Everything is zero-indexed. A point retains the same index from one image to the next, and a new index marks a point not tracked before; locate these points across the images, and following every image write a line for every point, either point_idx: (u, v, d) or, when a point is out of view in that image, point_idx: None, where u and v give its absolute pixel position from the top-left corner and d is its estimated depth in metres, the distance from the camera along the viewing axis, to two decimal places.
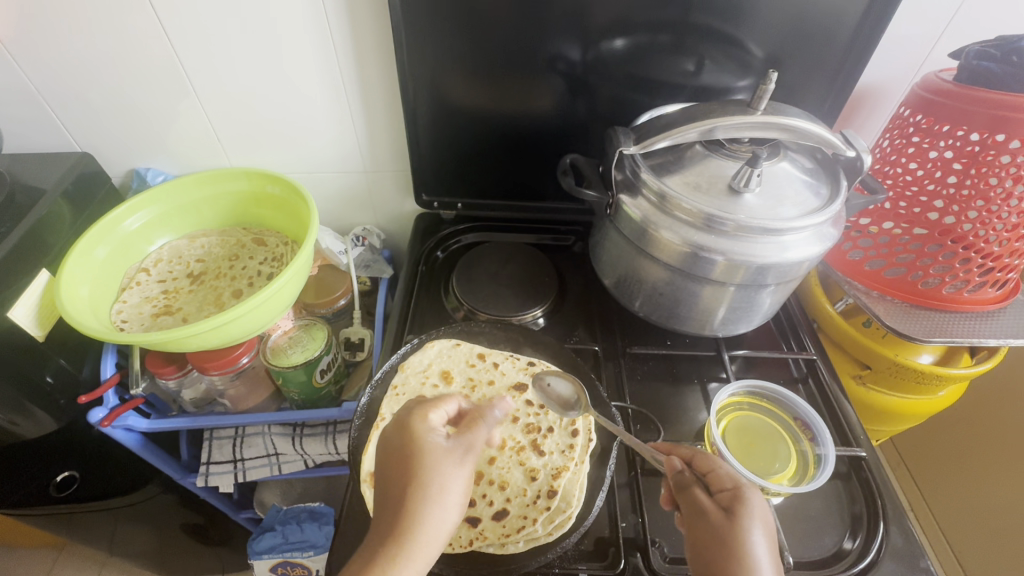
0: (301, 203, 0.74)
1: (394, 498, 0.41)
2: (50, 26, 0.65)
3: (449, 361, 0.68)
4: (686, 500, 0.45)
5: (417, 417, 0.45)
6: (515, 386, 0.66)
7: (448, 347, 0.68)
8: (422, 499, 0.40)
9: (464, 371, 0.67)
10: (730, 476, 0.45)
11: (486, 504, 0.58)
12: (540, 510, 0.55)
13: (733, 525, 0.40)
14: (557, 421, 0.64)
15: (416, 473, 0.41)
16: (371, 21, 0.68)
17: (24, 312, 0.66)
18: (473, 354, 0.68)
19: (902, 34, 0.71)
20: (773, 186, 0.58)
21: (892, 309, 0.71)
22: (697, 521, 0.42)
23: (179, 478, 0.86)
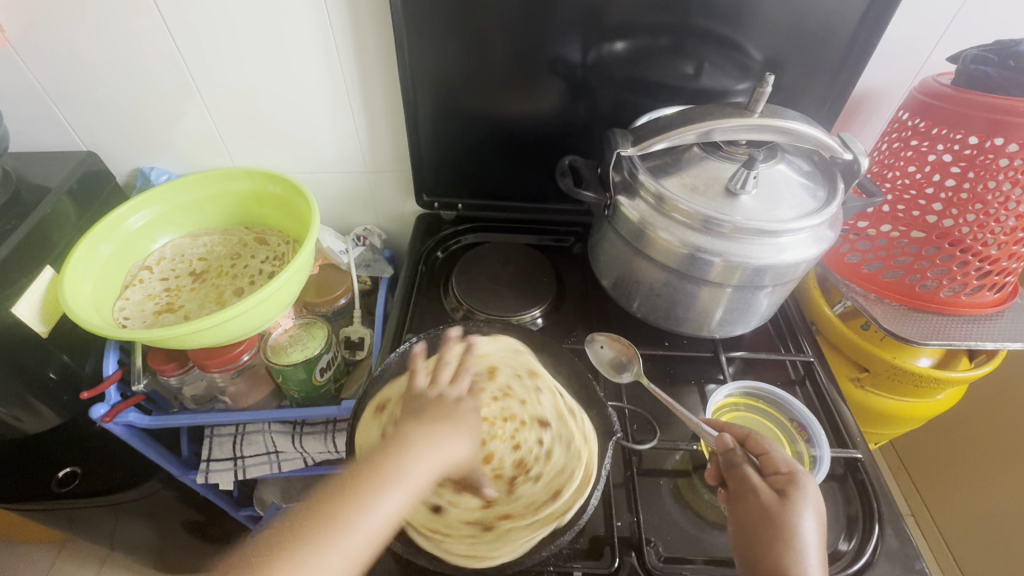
0: (303, 202, 0.75)
1: (422, 422, 0.50)
2: (57, 26, 0.66)
3: (504, 358, 0.67)
4: (736, 478, 0.49)
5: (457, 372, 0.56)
6: (539, 420, 0.63)
7: (513, 348, 0.68)
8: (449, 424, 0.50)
9: (508, 377, 0.66)
10: (784, 460, 0.49)
11: (437, 489, 0.58)
12: (471, 534, 0.54)
13: (785, 508, 0.45)
14: (550, 472, 0.59)
15: (446, 408, 0.52)
16: (373, 22, 0.69)
17: (28, 308, 0.66)
18: (522, 369, 0.66)
19: (901, 37, 0.71)
20: (770, 189, 0.58)
21: (890, 311, 0.71)
22: (749, 498, 0.47)
23: (179, 475, 0.86)
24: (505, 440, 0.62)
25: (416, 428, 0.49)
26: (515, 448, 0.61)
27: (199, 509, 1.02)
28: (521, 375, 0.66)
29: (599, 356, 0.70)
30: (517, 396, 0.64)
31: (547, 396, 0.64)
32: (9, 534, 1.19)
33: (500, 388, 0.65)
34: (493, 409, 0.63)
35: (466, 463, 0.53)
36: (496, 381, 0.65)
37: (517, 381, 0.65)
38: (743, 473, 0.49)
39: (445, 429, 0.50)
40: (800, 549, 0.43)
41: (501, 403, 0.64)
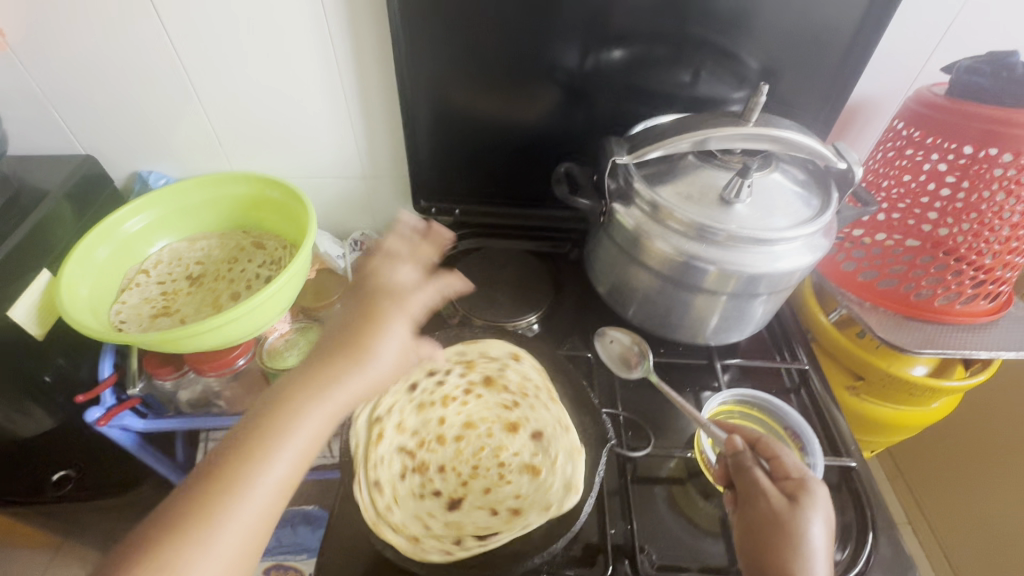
0: (301, 207, 0.75)
1: (345, 342, 0.48)
2: (58, 29, 0.67)
3: (552, 451, 0.61)
4: (745, 481, 0.49)
5: (394, 288, 0.53)
6: (451, 509, 0.58)
7: (568, 452, 0.60)
8: (377, 344, 0.49)
9: (514, 483, 0.60)
10: (795, 465, 0.49)
11: (407, 420, 0.65)
12: (365, 453, 0.60)
13: (797, 513, 0.45)
14: (406, 515, 0.56)
15: (373, 327, 0.49)
16: (372, 27, 0.69)
17: (25, 311, 0.66)
18: (553, 484, 0.58)
19: (896, 47, 0.71)
20: (764, 197, 0.58)
21: (885, 320, 0.71)
22: (758, 501, 0.47)
23: (174, 477, 0.87)
24: (469, 477, 0.60)
25: (338, 351, 0.48)
26: (458, 489, 0.60)
27: None
28: (545, 480, 0.59)
29: (608, 350, 0.72)
30: (520, 480, 0.60)
31: (526, 507, 0.57)
32: (4, 535, 1.19)
33: (529, 461, 0.61)
34: (502, 456, 0.62)
35: (377, 389, 0.49)
36: (536, 450, 0.62)
37: (539, 479, 0.59)
38: (753, 475, 0.48)
39: (370, 350, 0.48)
40: (809, 555, 0.43)
41: (512, 465, 0.61)
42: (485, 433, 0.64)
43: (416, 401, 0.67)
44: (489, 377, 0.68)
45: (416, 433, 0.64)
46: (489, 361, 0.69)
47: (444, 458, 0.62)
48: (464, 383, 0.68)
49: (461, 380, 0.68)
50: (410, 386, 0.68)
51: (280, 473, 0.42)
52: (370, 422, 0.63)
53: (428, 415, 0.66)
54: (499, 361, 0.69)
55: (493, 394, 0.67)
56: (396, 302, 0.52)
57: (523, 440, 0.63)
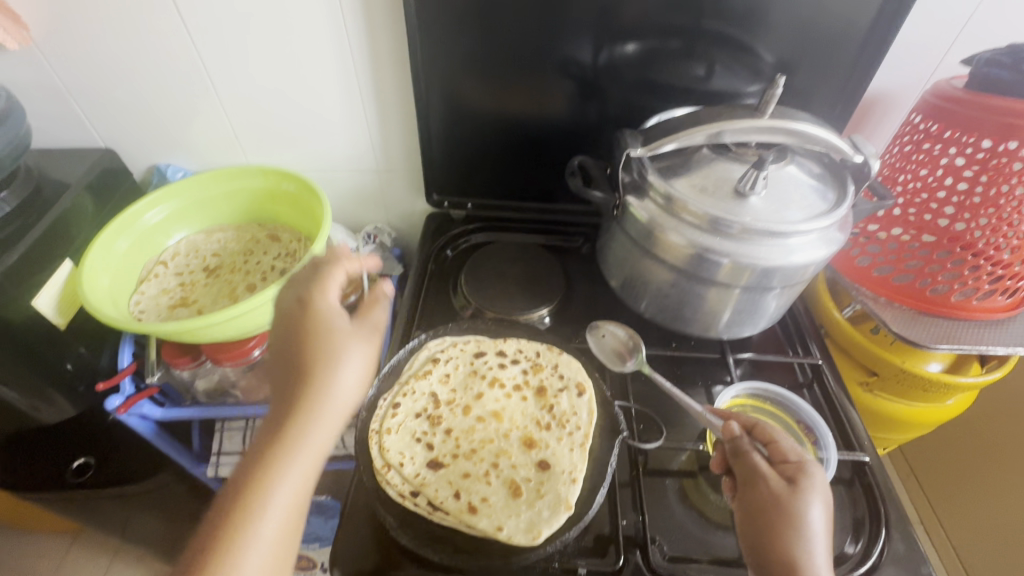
0: (315, 200, 0.76)
1: (293, 375, 0.44)
2: (80, 25, 0.68)
3: (548, 487, 0.57)
4: (744, 466, 0.49)
5: (318, 295, 0.48)
6: (427, 468, 0.58)
7: (554, 504, 0.55)
8: (325, 367, 0.44)
9: (496, 490, 0.57)
10: (787, 449, 0.50)
11: (462, 377, 0.66)
12: (406, 385, 0.64)
13: (796, 496, 0.46)
14: (397, 446, 0.59)
15: (315, 349, 0.45)
16: (387, 22, 0.69)
17: (48, 300, 0.68)
18: (520, 518, 0.54)
19: (914, 40, 0.71)
20: (779, 191, 0.58)
21: (900, 315, 0.71)
22: (757, 484, 0.48)
23: (190, 467, 0.89)
24: (463, 455, 0.60)
25: (290, 390, 0.44)
26: (448, 456, 0.60)
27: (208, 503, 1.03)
28: (516, 507, 0.55)
29: (601, 345, 0.71)
30: (498, 488, 0.57)
31: (483, 512, 0.54)
32: (23, 523, 1.22)
33: (521, 481, 0.58)
34: (500, 460, 0.60)
35: (342, 407, 0.45)
36: (533, 477, 0.58)
37: (512, 503, 0.55)
38: (750, 458, 0.49)
39: (324, 373, 0.44)
40: (808, 536, 0.44)
41: (503, 474, 0.59)
42: (505, 432, 0.63)
43: (473, 367, 0.67)
44: (544, 389, 0.66)
45: (454, 391, 0.65)
46: (556, 376, 0.66)
47: (457, 425, 0.63)
48: (520, 378, 0.66)
49: (521, 373, 0.67)
50: (476, 353, 0.68)
51: (270, 530, 0.40)
52: (427, 359, 0.67)
53: (473, 383, 0.66)
54: (563, 382, 0.66)
55: (538, 405, 0.65)
56: (327, 312, 0.47)
57: (529, 463, 0.60)
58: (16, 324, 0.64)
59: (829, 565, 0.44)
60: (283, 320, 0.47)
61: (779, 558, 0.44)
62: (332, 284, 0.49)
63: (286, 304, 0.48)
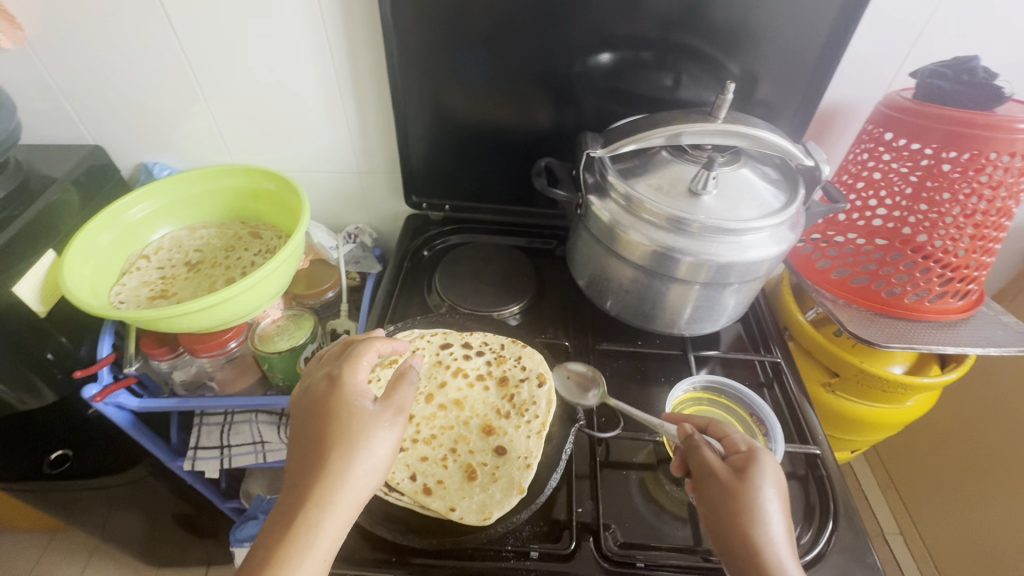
0: (295, 197, 0.78)
1: (315, 458, 0.46)
2: (72, 24, 0.70)
3: (505, 469, 0.58)
4: (697, 461, 0.51)
5: (348, 375, 0.50)
6: None
7: (507, 491, 0.56)
8: (345, 453, 0.46)
9: (452, 473, 0.59)
10: (735, 442, 0.52)
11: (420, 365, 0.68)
12: None
13: (747, 482, 0.47)
14: None
15: (337, 432, 0.47)
16: (367, 26, 0.72)
17: (29, 289, 0.69)
18: (473, 500, 0.55)
19: (870, 55, 0.74)
20: (731, 190, 0.61)
21: (856, 316, 0.72)
22: (709, 479, 0.49)
23: (167, 460, 0.91)
24: (423, 440, 0.62)
25: (309, 473, 0.46)
26: (408, 440, 0.62)
27: (186, 498, 1.04)
28: (470, 489, 0.57)
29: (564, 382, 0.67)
30: (454, 472, 0.59)
31: (438, 493, 0.56)
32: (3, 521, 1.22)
33: (477, 466, 0.60)
34: (458, 445, 0.62)
35: (358, 499, 0.46)
36: (490, 462, 0.60)
37: (466, 485, 0.57)
38: (700, 454, 0.51)
39: (343, 459, 0.46)
40: (765, 520, 0.46)
41: (460, 459, 0.61)
42: (466, 419, 0.64)
43: (438, 356, 0.68)
44: (507, 378, 0.67)
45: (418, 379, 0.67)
46: (518, 367, 0.67)
47: (419, 412, 0.65)
48: (483, 369, 0.68)
49: (484, 364, 0.68)
50: (443, 344, 0.69)
51: None
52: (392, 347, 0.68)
53: (438, 372, 0.67)
54: (526, 372, 0.66)
55: (500, 394, 0.66)
56: (354, 392, 0.50)
57: (486, 448, 0.62)
58: None
59: (795, 555, 0.45)
60: (312, 397, 0.50)
61: (745, 549, 0.45)
62: (362, 363, 0.51)
63: (319, 382, 0.51)
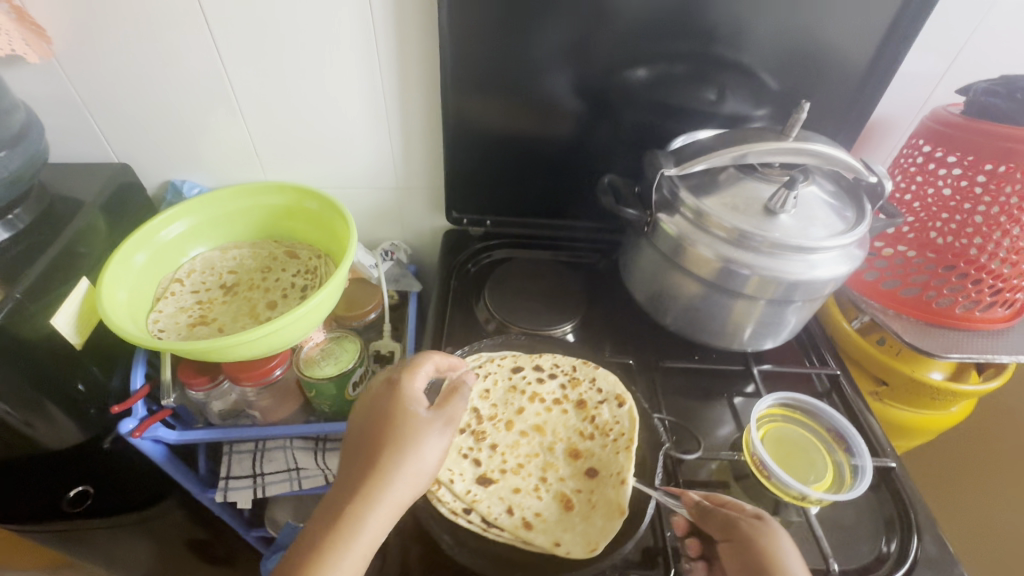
0: (339, 219, 0.76)
1: (366, 455, 0.46)
2: (103, 35, 0.66)
3: (603, 494, 0.57)
4: (716, 520, 0.50)
5: (406, 379, 0.51)
6: (480, 480, 0.59)
7: (612, 517, 0.54)
8: (395, 453, 0.46)
9: (548, 505, 0.58)
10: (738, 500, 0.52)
11: (494, 392, 0.66)
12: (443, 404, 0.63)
13: (769, 527, 0.48)
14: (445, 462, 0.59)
15: (389, 432, 0.47)
16: (419, 39, 0.71)
17: (66, 320, 0.64)
18: (576, 533, 0.54)
19: (912, 70, 0.76)
20: (805, 208, 0.61)
21: (909, 326, 0.74)
22: (734, 532, 0.49)
23: (198, 492, 0.86)
24: (511, 471, 0.61)
25: (359, 470, 0.46)
26: (496, 471, 0.61)
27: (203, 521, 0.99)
28: (570, 520, 0.56)
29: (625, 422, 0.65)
30: (550, 503, 0.58)
31: (538, 528, 0.55)
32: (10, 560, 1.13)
33: (571, 494, 0.59)
34: (547, 473, 0.61)
35: (401, 499, 0.46)
36: (583, 488, 0.60)
37: (565, 516, 0.56)
38: (718, 514, 0.50)
39: (392, 459, 0.46)
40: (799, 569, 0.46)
41: (552, 487, 0.60)
42: (550, 445, 0.64)
43: (512, 381, 0.67)
44: (584, 401, 0.66)
45: (494, 407, 0.66)
46: (595, 389, 0.67)
47: (501, 441, 0.63)
48: (559, 393, 0.67)
49: (559, 388, 0.67)
50: (515, 368, 0.68)
51: None
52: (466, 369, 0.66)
53: (514, 398, 0.66)
54: (603, 395, 0.66)
55: (579, 417, 0.65)
56: (410, 396, 0.50)
57: (575, 475, 0.61)
58: (34, 344, 0.60)
59: None
60: (369, 397, 0.50)
61: None
62: (420, 370, 0.52)
63: (378, 385, 0.51)
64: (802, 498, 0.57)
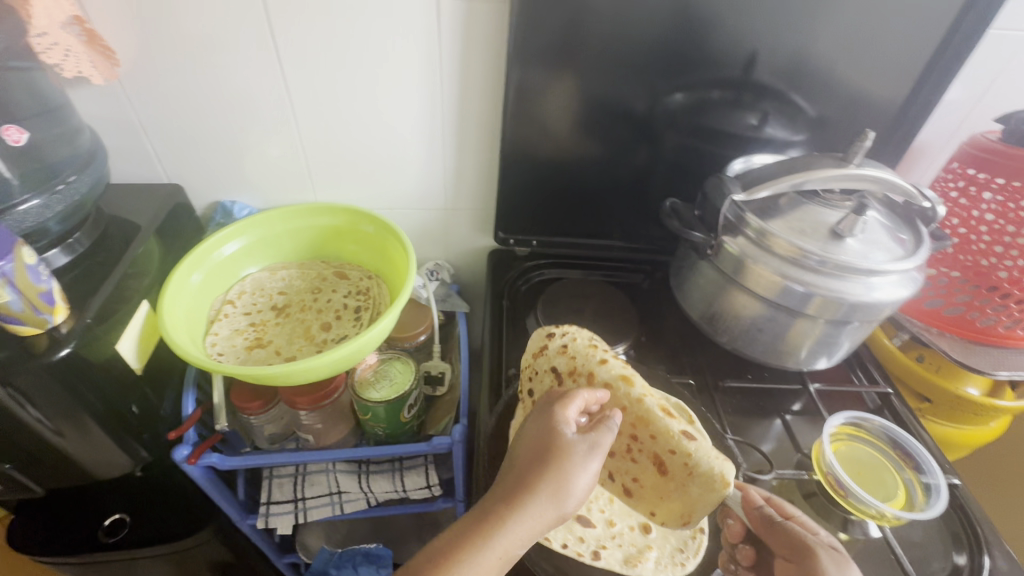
0: (395, 240, 0.75)
1: (518, 469, 0.47)
2: (173, 60, 0.67)
3: (701, 458, 0.55)
4: (785, 537, 0.53)
5: (560, 405, 0.51)
6: None
7: (709, 481, 0.54)
8: (545, 470, 0.46)
9: (642, 467, 0.59)
10: (811, 523, 0.55)
11: (572, 354, 0.62)
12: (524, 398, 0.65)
13: (844, 559, 0.50)
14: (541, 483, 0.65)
15: (542, 450, 0.47)
16: (482, 65, 0.72)
17: (130, 347, 0.64)
18: (672, 498, 0.58)
19: (948, 100, 0.80)
20: (869, 233, 0.63)
21: (954, 344, 0.77)
22: (802, 555, 0.51)
23: (238, 519, 0.83)
24: None
25: (511, 481, 0.46)
26: None
27: (228, 545, 0.92)
28: (665, 484, 0.58)
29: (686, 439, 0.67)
30: (645, 465, 0.59)
31: (637, 493, 0.61)
32: None
33: (664, 455, 0.57)
34: (637, 431, 0.58)
35: (547, 516, 0.45)
36: (676, 452, 0.56)
37: (661, 482, 0.58)
38: (789, 530, 0.53)
39: (541, 476, 0.45)
40: None
41: (644, 447, 0.59)
42: (639, 398, 0.57)
43: (591, 339, 0.64)
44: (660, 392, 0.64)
45: (573, 359, 0.61)
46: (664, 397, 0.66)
47: None
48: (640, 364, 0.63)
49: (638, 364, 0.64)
50: (591, 333, 0.65)
51: None
52: (542, 337, 0.66)
53: (594, 350, 0.62)
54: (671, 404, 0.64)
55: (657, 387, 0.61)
56: (561, 420, 0.49)
57: (670, 433, 0.56)
58: (99, 369, 0.59)
59: None
60: (527, 423, 0.51)
61: None
62: (571, 400, 0.51)
63: (533, 415, 0.52)
64: (880, 515, 0.58)
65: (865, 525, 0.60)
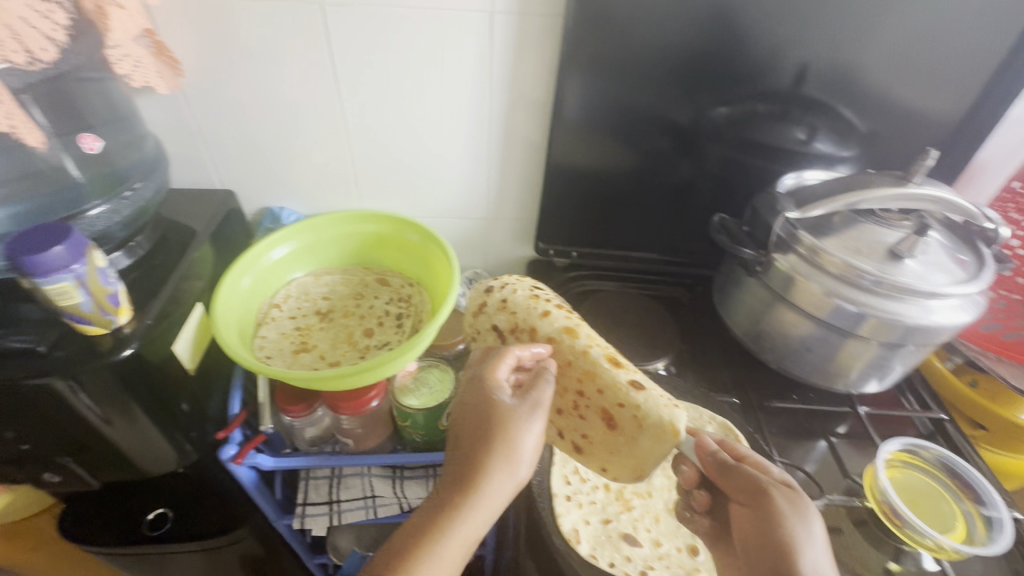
0: (439, 249, 0.76)
1: (465, 452, 0.49)
2: (232, 69, 0.69)
3: (647, 411, 0.55)
4: (739, 479, 0.51)
5: (490, 371, 0.52)
6: None
7: (658, 431, 0.54)
8: (493, 445, 0.48)
9: (592, 425, 0.58)
10: (764, 464, 0.53)
11: (514, 312, 0.62)
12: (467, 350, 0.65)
13: (801, 503, 0.48)
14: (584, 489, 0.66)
15: (485, 425, 0.49)
16: (530, 77, 0.72)
17: (185, 346, 0.66)
18: (623, 455, 0.57)
19: (1011, 118, 0.77)
20: (929, 254, 0.61)
21: (1014, 371, 0.74)
22: (757, 499, 0.49)
23: (274, 518, 0.84)
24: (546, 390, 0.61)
25: (464, 463, 0.49)
26: None
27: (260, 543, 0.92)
28: (615, 439, 0.57)
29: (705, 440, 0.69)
30: (594, 422, 0.58)
31: (588, 451, 0.59)
32: None
33: (614, 410, 0.57)
34: (585, 387, 0.58)
35: (505, 487, 0.48)
36: (625, 404, 0.56)
37: (612, 437, 0.57)
38: (740, 473, 0.51)
39: (489, 452, 0.48)
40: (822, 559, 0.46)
41: (593, 403, 0.58)
42: (584, 350, 0.58)
43: (533, 293, 0.64)
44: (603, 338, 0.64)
45: (516, 315, 0.62)
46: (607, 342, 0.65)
47: None
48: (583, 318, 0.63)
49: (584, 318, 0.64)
50: (533, 289, 0.65)
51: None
52: (482, 293, 0.67)
53: (536, 304, 0.62)
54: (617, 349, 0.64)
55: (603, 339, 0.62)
56: (494, 387, 0.51)
57: (617, 383, 0.56)
58: (157, 368, 0.61)
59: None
60: (463, 398, 0.53)
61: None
62: (504, 360, 0.53)
63: (469, 383, 0.54)
64: (939, 548, 0.56)
65: (918, 556, 0.58)
